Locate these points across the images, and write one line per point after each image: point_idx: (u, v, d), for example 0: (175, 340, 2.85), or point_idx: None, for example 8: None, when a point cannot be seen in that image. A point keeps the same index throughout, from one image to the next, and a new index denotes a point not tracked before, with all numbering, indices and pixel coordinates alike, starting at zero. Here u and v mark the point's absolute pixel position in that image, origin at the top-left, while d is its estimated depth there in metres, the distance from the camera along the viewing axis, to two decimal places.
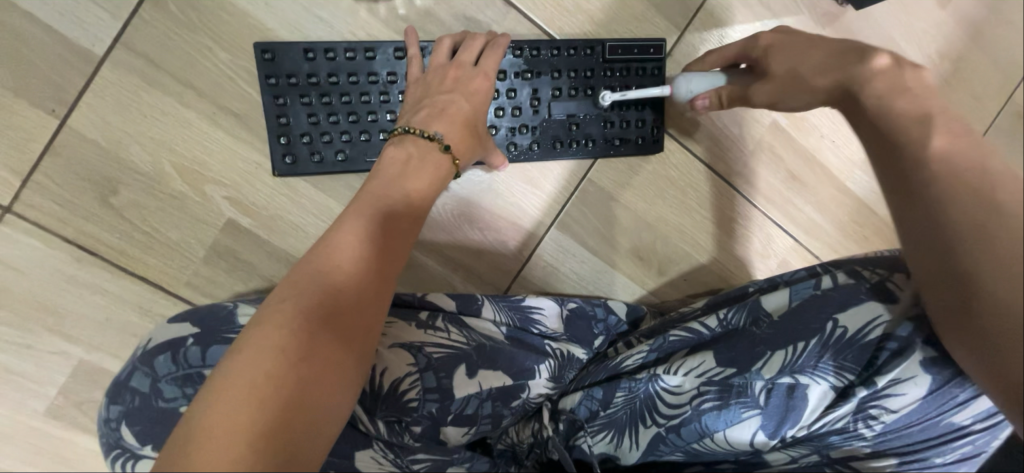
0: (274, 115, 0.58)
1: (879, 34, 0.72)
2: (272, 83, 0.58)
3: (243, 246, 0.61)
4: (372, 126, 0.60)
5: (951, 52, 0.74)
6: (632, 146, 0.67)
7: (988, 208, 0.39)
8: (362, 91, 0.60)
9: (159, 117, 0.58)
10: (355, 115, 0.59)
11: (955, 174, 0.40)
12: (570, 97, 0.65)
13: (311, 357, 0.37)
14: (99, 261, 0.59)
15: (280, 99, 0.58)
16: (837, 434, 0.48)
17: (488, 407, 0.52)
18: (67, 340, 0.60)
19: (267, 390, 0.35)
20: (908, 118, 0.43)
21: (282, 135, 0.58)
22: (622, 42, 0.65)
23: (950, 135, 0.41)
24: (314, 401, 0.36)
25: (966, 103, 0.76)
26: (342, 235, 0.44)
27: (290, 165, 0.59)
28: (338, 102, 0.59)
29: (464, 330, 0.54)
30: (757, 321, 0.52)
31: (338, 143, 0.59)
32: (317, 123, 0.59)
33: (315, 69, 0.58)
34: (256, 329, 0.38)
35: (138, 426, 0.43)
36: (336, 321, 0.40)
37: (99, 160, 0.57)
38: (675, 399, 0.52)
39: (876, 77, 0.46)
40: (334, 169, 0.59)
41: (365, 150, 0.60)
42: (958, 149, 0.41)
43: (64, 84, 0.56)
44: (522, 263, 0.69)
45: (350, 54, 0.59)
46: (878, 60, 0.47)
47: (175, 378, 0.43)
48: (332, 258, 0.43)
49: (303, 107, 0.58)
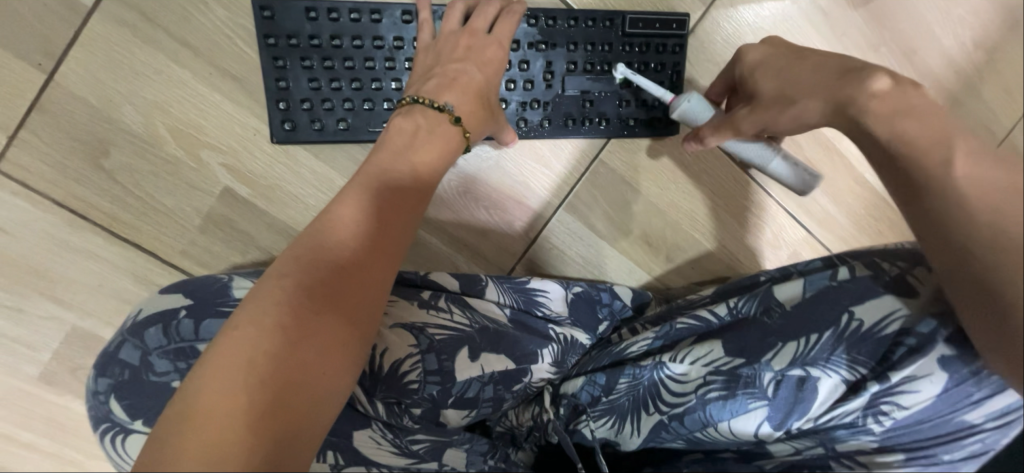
0: (273, 79, 0.55)
1: (914, 18, 0.69)
2: (272, 44, 0.54)
3: (241, 215, 0.59)
4: (376, 95, 0.57)
5: (987, 41, 0.71)
6: (647, 128, 0.64)
7: (987, 208, 0.36)
8: (366, 56, 0.56)
9: (152, 76, 0.54)
10: (359, 81, 0.56)
11: (988, 196, 0.36)
12: (585, 72, 0.61)
13: (310, 336, 0.36)
14: (90, 225, 0.56)
15: (279, 62, 0.55)
16: (844, 428, 0.48)
17: (490, 390, 0.50)
18: (61, 305, 0.58)
19: (264, 368, 0.33)
20: (922, 146, 0.39)
21: (281, 101, 0.55)
22: (642, 15, 0.61)
23: (975, 162, 0.37)
24: (311, 383, 0.34)
25: (997, 96, 0.73)
26: (347, 208, 0.43)
27: (289, 132, 0.56)
28: (340, 67, 0.56)
29: (467, 311, 0.52)
30: (768, 311, 0.52)
31: (339, 110, 0.56)
32: (319, 88, 0.56)
33: (317, 30, 0.55)
34: (253, 299, 0.37)
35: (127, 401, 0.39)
36: (336, 299, 0.38)
37: (89, 120, 0.54)
38: (680, 387, 0.52)
39: (877, 99, 0.42)
40: (335, 137, 0.57)
41: (368, 119, 0.57)
42: (985, 171, 0.37)
43: (52, 36, 0.52)
44: (528, 244, 0.67)
45: (355, 15, 0.55)
46: (877, 82, 0.43)
47: (166, 352, 0.38)
48: (333, 233, 0.41)
49: (303, 70, 0.55)
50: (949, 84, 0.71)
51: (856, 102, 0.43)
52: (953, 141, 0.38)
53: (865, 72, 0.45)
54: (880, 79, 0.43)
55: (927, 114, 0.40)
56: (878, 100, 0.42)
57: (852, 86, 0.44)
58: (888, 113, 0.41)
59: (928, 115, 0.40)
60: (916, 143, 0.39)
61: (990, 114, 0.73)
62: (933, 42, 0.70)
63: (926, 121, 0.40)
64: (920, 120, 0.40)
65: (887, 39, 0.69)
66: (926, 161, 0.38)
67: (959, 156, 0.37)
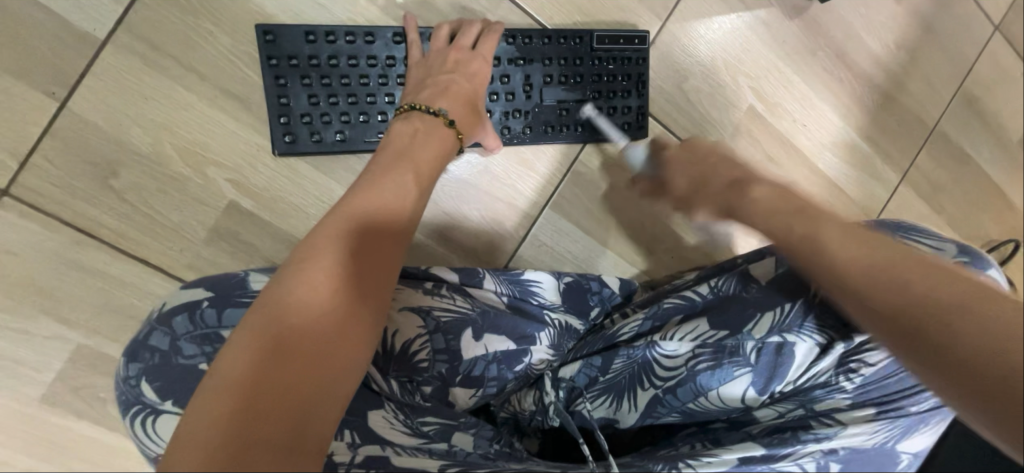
0: (274, 96, 0.59)
1: (844, 27, 0.79)
2: (274, 64, 0.59)
3: (245, 228, 0.62)
4: (371, 109, 0.62)
5: (907, 44, 0.81)
6: (618, 132, 0.71)
7: (880, 272, 0.40)
8: (361, 73, 0.61)
9: (160, 100, 0.58)
10: (355, 97, 0.61)
11: (877, 270, 0.40)
12: (560, 83, 0.68)
13: (331, 311, 0.38)
14: (97, 244, 0.59)
15: (281, 80, 0.59)
16: (821, 388, 0.52)
17: (494, 370, 0.54)
18: (66, 324, 0.59)
19: (289, 340, 0.36)
20: (801, 237, 0.46)
21: (281, 116, 0.59)
22: (608, 33, 0.69)
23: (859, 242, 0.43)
24: (332, 355, 0.37)
25: (921, 90, 0.83)
26: (333, 220, 0.44)
27: (289, 144, 0.60)
28: (338, 84, 0.60)
29: (470, 300, 0.56)
30: (746, 287, 0.57)
31: (337, 123, 0.61)
32: (317, 104, 0.60)
33: (315, 50, 0.60)
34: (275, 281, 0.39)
35: (160, 382, 0.39)
36: (352, 279, 0.41)
37: (99, 143, 0.57)
38: (671, 362, 0.55)
39: (759, 204, 0.54)
40: (333, 148, 0.61)
41: (364, 131, 0.62)
42: (860, 245, 0.42)
43: (65, 66, 0.56)
44: (520, 242, 0.71)
45: (350, 37, 0.61)
46: (757, 190, 0.55)
47: (193, 338, 0.41)
48: (346, 220, 0.44)
49: (303, 87, 0.60)
50: (879, 81, 0.81)
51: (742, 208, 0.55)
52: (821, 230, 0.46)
53: (747, 183, 0.57)
54: (761, 187, 0.55)
55: (805, 211, 0.49)
56: (756, 204, 0.54)
57: (738, 197, 0.56)
58: (773, 215, 0.51)
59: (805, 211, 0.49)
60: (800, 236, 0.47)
61: (917, 106, 0.84)
62: (862, 46, 0.80)
63: (798, 218, 0.48)
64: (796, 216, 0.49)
65: (821, 44, 0.78)
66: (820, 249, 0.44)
67: (834, 240, 0.44)
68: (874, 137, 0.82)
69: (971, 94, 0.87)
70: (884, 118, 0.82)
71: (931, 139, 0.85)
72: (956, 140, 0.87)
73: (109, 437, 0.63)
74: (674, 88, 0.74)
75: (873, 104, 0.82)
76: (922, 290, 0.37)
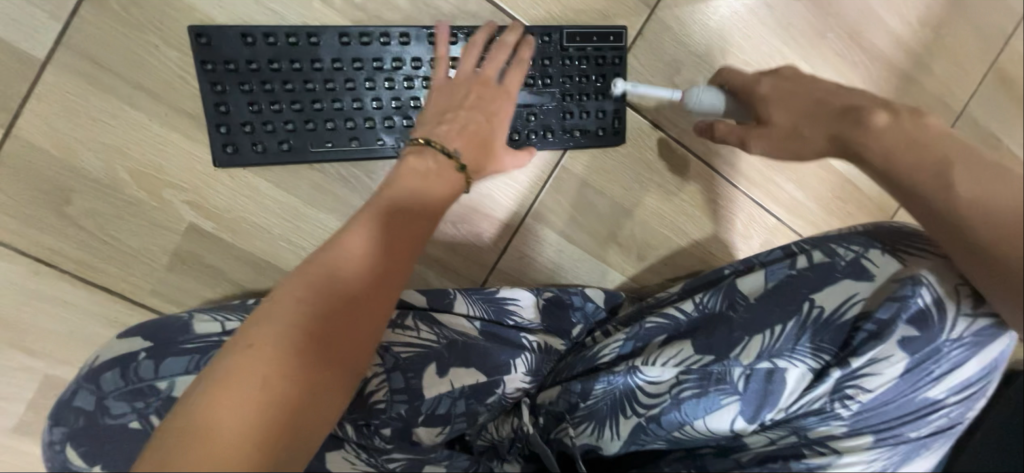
0: (213, 103, 0.56)
1: (859, 4, 0.70)
2: (209, 70, 0.55)
3: (207, 250, 0.59)
4: (317, 116, 0.57)
5: (932, 19, 0.73)
6: (591, 137, 0.65)
7: (983, 213, 0.39)
8: (306, 78, 0.57)
9: (109, 121, 0.55)
10: (300, 103, 0.57)
11: (988, 208, 0.39)
12: (526, 86, 0.63)
13: (311, 363, 0.36)
14: (57, 272, 0.57)
15: (218, 87, 0.55)
16: (814, 415, 0.47)
17: (462, 405, 0.50)
18: (32, 355, 0.58)
19: (266, 393, 0.34)
20: (925, 174, 0.41)
21: (222, 124, 0.56)
22: (580, 30, 0.63)
23: (980, 179, 0.39)
24: (309, 411, 0.35)
25: (948, 71, 0.75)
26: (358, 236, 0.41)
27: (230, 155, 0.56)
28: (281, 90, 0.57)
29: (436, 327, 0.52)
30: (733, 305, 0.53)
31: (281, 132, 0.57)
32: (259, 111, 0.56)
33: (255, 54, 0.56)
34: (266, 318, 0.36)
35: (82, 447, 0.40)
36: (342, 327, 0.38)
37: (49, 169, 0.55)
38: (654, 389, 0.52)
39: (883, 136, 0.43)
40: (277, 158, 0.57)
41: (310, 138, 0.58)
42: (977, 179, 0.39)
43: (6, 90, 0.53)
44: (499, 254, 0.67)
45: (292, 39, 0.56)
46: (876, 118, 0.44)
47: (122, 395, 0.38)
48: (345, 254, 0.40)
49: (243, 94, 0.56)
50: (899, 63, 0.73)
51: (858, 139, 0.45)
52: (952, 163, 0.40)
53: (862, 111, 0.46)
54: (879, 114, 0.45)
55: (936, 147, 0.41)
56: (880, 137, 0.43)
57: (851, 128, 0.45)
58: (892, 150, 0.43)
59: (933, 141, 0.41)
60: (921, 166, 0.41)
61: (944, 89, 0.75)
62: (879, 24, 0.71)
63: (929, 151, 0.41)
64: (919, 151, 0.42)
65: (832, 25, 0.70)
66: (942, 191, 0.40)
67: (962, 179, 0.40)
68: None
69: (1006, 72, 0.78)
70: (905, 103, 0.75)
71: (958, 124, 0.77)
72: (986, 123, 0.79)
73: None
74: (664, 81, 0.67)
75: (893, 88, 0.74)
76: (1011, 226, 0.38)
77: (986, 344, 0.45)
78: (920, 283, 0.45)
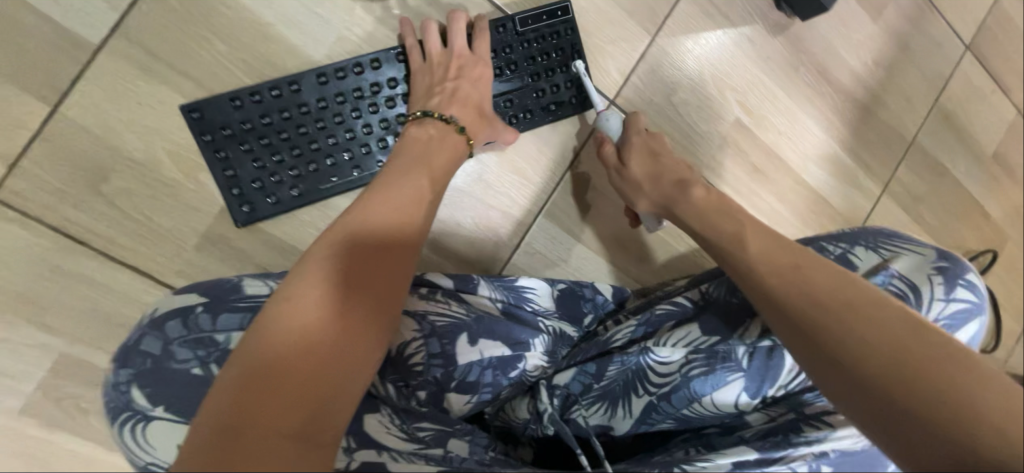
0: (220, 170, 0.59)
1: (824, 44, 0.82)
2: (208, 139, 0.59)
3: (238, 234, 0.61)
4: (317, 155, 0.62)
5: (884, 60, 0.85)
6: (569, 108, 0.71)
7: (791, 293, 0.47)
8: (297, 124, 0.61)
9: (154, 106, 0.58)
10: (298, 148, 0.61)
11: (794, 285, 0.48)
12: (495, 75, 0.69)
13: (317, 348, 0.37)
14: (85, 249, 0.58)
15: (220, 152, 0.59)
16: (809, 391, 0.55)
17: (489, 376, 0.54)
18: (49, 332, 0.58)
19: (277, 376, 0.35)
20: (753, 263, 0.52)
21: (234, 187, 0.60)
22: (527, 14, 0.69)
23: (782, 264, 0.50)
24: (320, 392, 0.36)
25: (899, 105, 0.87)
26: (345, 252, 0.44)
27: (249, 213, 0.60)
28: (277, 141, 0.60)
29: (464, 304, 0.56)
30: (735, 292, 0.58)
31: (289, 179, 0.61)
32: (263, 167, 0.60)
33: (246, 115, 0.59)
34: (270, 313, 0.39)
35: (149, 388, 0.39)
36: (344, 313, 0.40)
37: (90, 148, 0.57)
38: (665, 368, 0.56)
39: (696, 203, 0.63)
40: (291, 205, 0.61)
41: (317, 178, 0.62)
42: (786, 266, 0.50)
43: (58, 71, 0.56)
44: (512, 250, 0.72)
45: (276, 91, 0.60)
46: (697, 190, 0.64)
47: (187, 342, 0.40)
48: (341, 253, 0.44)
49: (245, 154, 0.60)
50: (859, 96, 0.84)
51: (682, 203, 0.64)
52: (748, 245, 0.54)
53: (690, 183, 0.65)
54: (698, 188, 0.64)
55: (744, 239, 0.55)
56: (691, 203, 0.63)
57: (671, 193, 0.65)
58: (704, 226, 0.60)
59: (742, 238, 0.55)
60: (724, 246, 0.56)
61: (896, 120, 0.87)
62: (841, 62, 0.83)
63: (758, 251, 0.52)
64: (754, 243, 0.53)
65: (803, 61, 0.81)
66: (759, 271, 0.51)
67: (765, 264, 0.51)
68: (856, 150, 0.85)
69: (947, 109, 0.91)
70: (865, 130, 0.85)
71: (910, 151, 0.89)
72: (934, 152, 0.90)
73: (91, 450, 0.61)
74: (662, 99, 0.76)
75: (855, 117, 0.85)
76: (813, 301, 0.46)
77: (961, 326, 0.51)
78: (891, 270, 0.52)
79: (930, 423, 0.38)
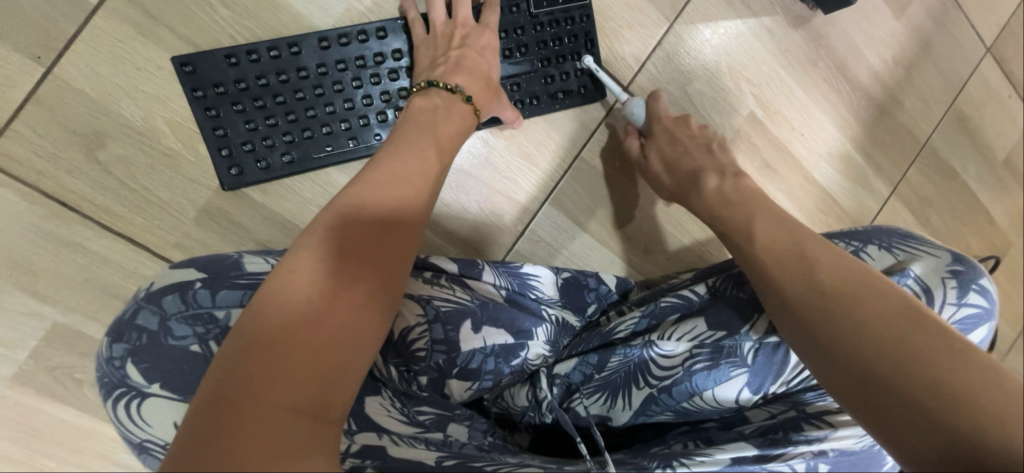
0: (210, 128, 0.57)
1: (845, 39, 0.80)
2: (200, 96, 0.57)
3: (238, 209, 0.60)
4: (313, 123, 0.60)
5: (905, 59, 0.83)
6: (576, 97, 0.69)
7: (783, 275, 0.48)
8: (294, 87, 0.59)
9: (154, 71, 0.56)
10: (293, 113, 0.59)
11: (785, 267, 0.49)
12: (504, 58, 0.67)
13: (330, 312, 0.37)
14: (80, 218, 0.56)
15: (212, 111, 0.57)
16: (812, 390, 0.55)
17: (491, 363, 0.53)
18: (42, 301, 0.57)
19: (290, 339, 0.35)
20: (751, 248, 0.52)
21: (223, 147, 0.58)
22: None
23: (772, 250, 0.51)
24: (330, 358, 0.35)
25: (916, 106, 0.85)
26: (359, 220, 0.43)
27: (237, 177, 0.58)
28: (273, 104, 0.58)
29: (468, 290, 0.55)
30: (741, 285, 0.57)
31: (281, 145, 0.59)
32: (256, 129, 0.58)
33: (241, 74, 0.57)
34: (285, 276, 0.38)
35: (146, 363, 0.38)
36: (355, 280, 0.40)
37: (86, 112, 0.55)
38: (668, 362, 0.55)
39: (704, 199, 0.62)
40: (282, 173, 0.59)
41: (311, 146, 0.60)
42: (778, 250, 0.50)
43: (53, 30, 0.54)
44: (516, 237, 0.70)
45: (275, 52, 0.58)
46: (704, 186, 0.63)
47: (185, 317, 0.39)
48: (355, 222, 0.43)
49: (237, 115, 0.57)
50: (876, 95, 0.83)
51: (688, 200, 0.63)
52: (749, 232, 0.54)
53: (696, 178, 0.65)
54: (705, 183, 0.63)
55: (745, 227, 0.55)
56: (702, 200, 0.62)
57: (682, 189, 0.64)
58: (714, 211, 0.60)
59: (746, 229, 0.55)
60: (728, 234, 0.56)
61: (911, 121, 0.86)
62: (861, 58, 0.81)
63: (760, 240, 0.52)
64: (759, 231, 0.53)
65: (823, 55, 0.79)
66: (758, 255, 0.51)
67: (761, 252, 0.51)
68: (869, 150, 0.84)
69: (963, 112, 0.89)
70: (879, 130, 0.84)
71: (923, 154, 0.87)
72: (946, 156, 0.89)
73: (84, 421, 0.61)
74: (677, 88, 0.74)
75: (870, 117, 0.83)
76: (805, 284, 0.47)
77: (970, 332, 0.51)
78: (908, 274, 0.51)
79: (913, 403, 0.37)
